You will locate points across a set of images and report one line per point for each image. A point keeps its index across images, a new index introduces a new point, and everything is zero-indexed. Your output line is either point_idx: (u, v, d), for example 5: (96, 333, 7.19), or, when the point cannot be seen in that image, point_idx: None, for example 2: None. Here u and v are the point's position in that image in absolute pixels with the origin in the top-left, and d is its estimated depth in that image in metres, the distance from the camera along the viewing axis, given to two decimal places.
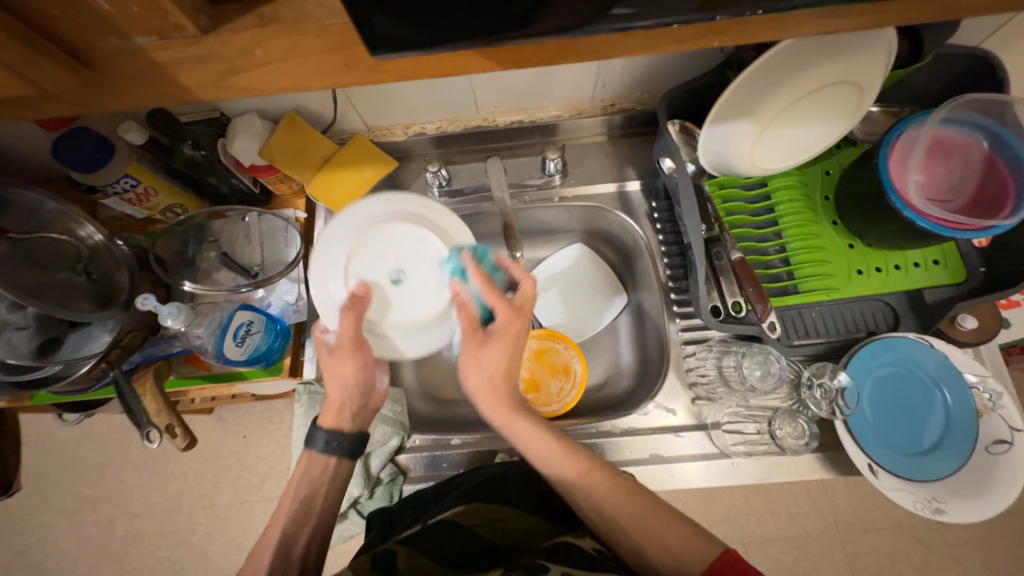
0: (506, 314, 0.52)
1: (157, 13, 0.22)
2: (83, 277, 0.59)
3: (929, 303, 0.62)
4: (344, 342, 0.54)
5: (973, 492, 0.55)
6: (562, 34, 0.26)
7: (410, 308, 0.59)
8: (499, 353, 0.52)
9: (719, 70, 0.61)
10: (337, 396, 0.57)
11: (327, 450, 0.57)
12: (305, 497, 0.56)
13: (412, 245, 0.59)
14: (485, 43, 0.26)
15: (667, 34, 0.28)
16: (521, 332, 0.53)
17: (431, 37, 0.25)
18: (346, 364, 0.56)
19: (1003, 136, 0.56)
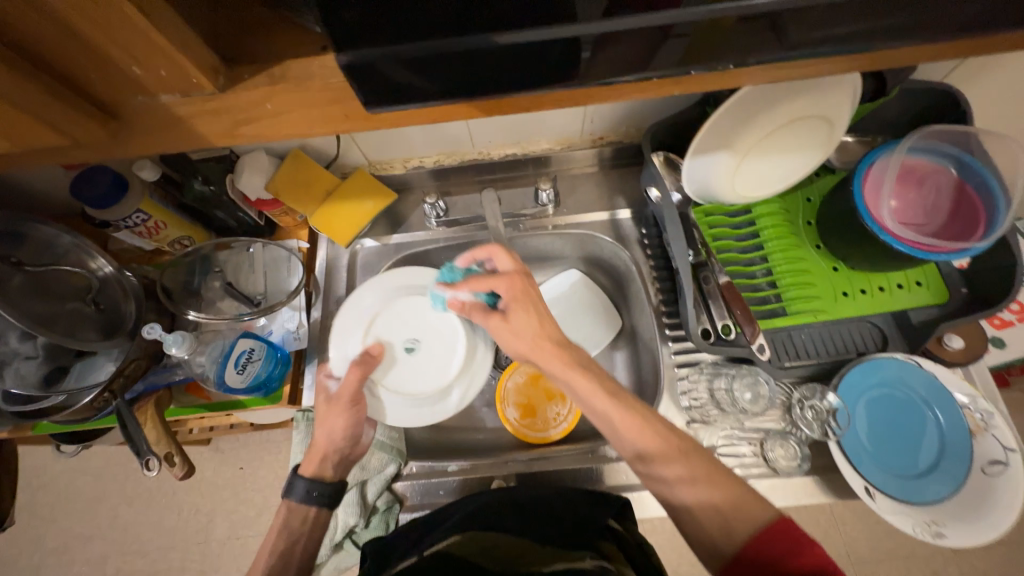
0: (514, 279, 0.58)
1: (180, 74, 0.25)
2: (92, 307, 0.61)
3: (914, 323, 0.64)
4: (342, 395, 0.59)
5: (973, 514, 0.54)
6: (549, 86, 0.28)
7: (411, 377, 0.66)
8: (527, 308, 0.57)
9: (699, 106, 0.65)
10: (322, 445, 0.58)
11: (305, 501, 0.58)
12: (284, 549, 0.56)
13: (430, 322, 0.69)
14: (477, 95, 0.29)
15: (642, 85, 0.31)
16: (526, 288, 0.58)
17: (427, 92, 0.27)
18: (339, 417, 0.58)
19: (970, 163, 0.59)
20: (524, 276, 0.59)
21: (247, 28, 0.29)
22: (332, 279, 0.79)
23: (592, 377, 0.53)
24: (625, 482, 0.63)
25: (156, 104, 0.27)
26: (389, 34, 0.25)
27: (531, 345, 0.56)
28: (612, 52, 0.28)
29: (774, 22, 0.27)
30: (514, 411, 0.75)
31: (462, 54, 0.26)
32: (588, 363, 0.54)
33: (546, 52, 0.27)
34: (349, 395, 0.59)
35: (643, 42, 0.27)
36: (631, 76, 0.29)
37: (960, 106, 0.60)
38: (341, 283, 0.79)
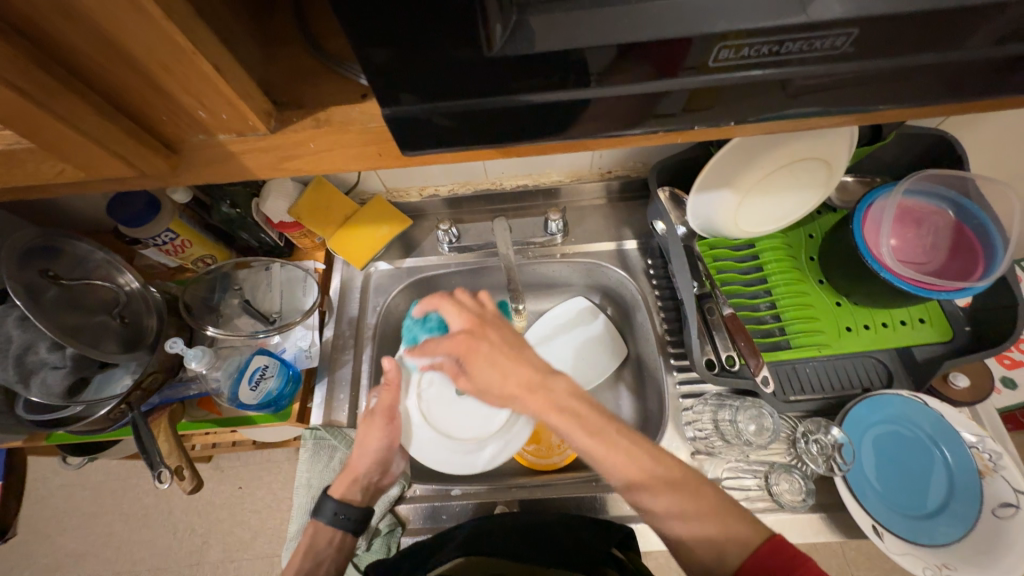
0: (465, 335, 0.56)
1: (240, 118, 0.28)
2: (117, 320, 0.64)
3: (919, 360, 0.64)
4: (380, 409, 0.61)
5: (985, 559, 0.53)
6: (565, 136, 0.31)
7: (456, 421, 0.69)
8: (490, 348, 0.55)
9: (703, 146, 0.68)
10: (355, 467, 0.60)
11: (333, 522, 0.59)
12: (310, 569, 0.57)
13: None
14: (499, 141, 0.31)
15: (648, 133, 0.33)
16: (474, 342, 0.55)
17: (454, 138, 0.30)
18: (375, 432, 0.61)
19: (967, 206, 0.61)
20: (483, 326, 0.56)
21: (298, 76, 0.32)
22: (346, 300, 0.81)
23: (581, 423, 0.50)
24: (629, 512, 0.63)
25: (215, 142, 0.30)
26: (421, 93, 0.27)
27: (506, 390, 0.54)
28: (629, 106, 0.29)
29: (785, 83, 0.28)
30: None
31: (488, 110, 0.28)
32: (566, 405, 0.51)
33: (566, 107, 0.29)
34: (385, 409, 0.61)
35: (661, 100, 0.29)
36: (643, 128, 0.32)
37: (957, 152, 0.63)
38: (353, 304, 0.81)
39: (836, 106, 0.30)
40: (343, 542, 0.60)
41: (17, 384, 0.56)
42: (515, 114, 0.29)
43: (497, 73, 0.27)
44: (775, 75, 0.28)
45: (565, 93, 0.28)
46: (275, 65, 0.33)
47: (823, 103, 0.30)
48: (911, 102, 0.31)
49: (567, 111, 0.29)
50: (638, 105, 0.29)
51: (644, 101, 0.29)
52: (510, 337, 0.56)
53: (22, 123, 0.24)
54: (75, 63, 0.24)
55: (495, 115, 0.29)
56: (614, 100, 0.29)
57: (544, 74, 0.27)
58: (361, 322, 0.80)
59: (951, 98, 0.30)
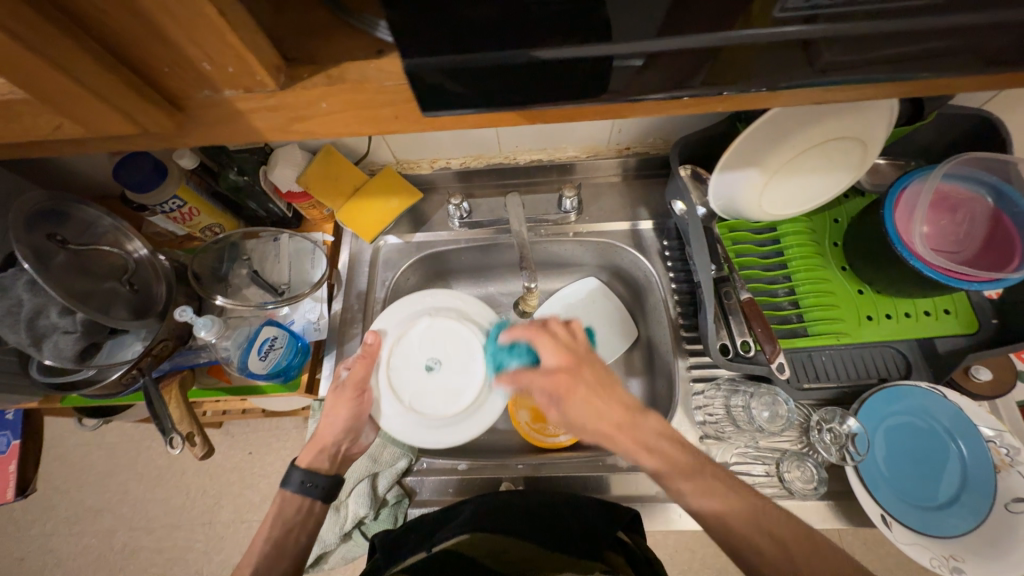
0: (562, 384, 0.55)
1: (247, 72, 0.26)
2: (127, 287, 0.63)
3: (940, 353, 0.62)
4: (350, 383, 0.62)
5: (995, 552, 0.53)
6: (593, 95, 0.29)
7: (426, 396, 0.64)
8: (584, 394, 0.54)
9: (729, 122, 0.65)
10: (323, 437, 0.61)
11: (301, 491, 0.60)
12: (279, 537, 0.57)
13: (457, 346, 0.67)
14: (520, 102, 0.29)
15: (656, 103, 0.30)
16: (581, 373, 0.55)
17: (474, 97, 0.28)
18: (344, 404, 0.62)
19: (1007, 192, 0.57)
20: (578, 368, 0.55)
21: (309, 29, 0.30)
22: (354, 273, 0.80)
23: None
24: (635, 494, 0.63)
25: (221, 99, 0.28)
26: (439, 46, 0.25)
27: (600, 430, 0.54)
28: (652, 68, 0.27)
29: (808, 44, 0.26)
30: (524, 413, 0.75)
31: (508, 66, 0.26)
32: (657, 446, 0.52)
33: (591, 68, 0.27)
34: (356, 381, 0.62)
35: (689, 60, 0.27)
36: (678, 92, 0.29)
37: (1001, 133, 0.59)
38: (362, 277, 0.80)
39: (878, 74, 0.28)
40: (312, 508, 0.60)
41: (30, 347, 0.56)
42: (540, 73, 0.27)
43: (523, 26, 0.24)
44: (802, 34, 0.25)
45: (595, 48, 0.26)
46: (285, 18, 0.31)
47: (877, 69, 0.27)
48: (982, 66, 0.27)
49: (595, 66, 0.27)
50: (669, 68, 0.27)
51: (675, 63, 0.27)
52: (602, 377, 0.56)
53: (14, 69, 0.23)
54: (70, 3, 0.22)
55: (518, 72, 0.26)
56: (641, 63, 0.27)
57: (566, 29, 0.25)
58: (370, 296, 0.79)
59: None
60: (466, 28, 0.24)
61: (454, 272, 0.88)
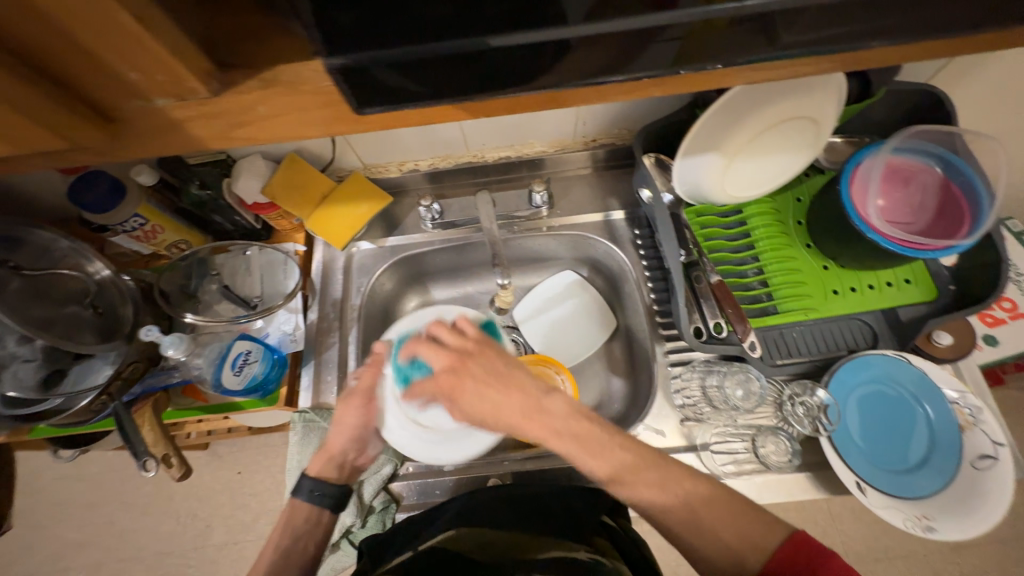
0: (446, 383, 0.51)
1: (176, 78, 0.26)
2: (90, 310, 0.62)
3: (903, 321, 0.64)
4: (358, 390, 0.60)
5: (963, 509, 0.55)
6: (533, 83, 0.29)
7: (430, 408, 0.64)
8: (471, 382, 0.50)
9: (688, 109, 0.66)
10: (331, 446, 0.59)
11: (310, 500, 0.58)
12: (288, 547, 0.55)
13: None
14: (462, 94, 0.29)
15: (602, 91, 0.31)
16: (473, 366, 0.51)
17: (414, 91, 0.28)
18: (353, 411, 0.60)
19: (954, 163, 0.60)
20: (461, 359, 0.51)
21: (244, 33, 0.30)
22: (328, 282, 0.79)
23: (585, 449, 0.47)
24: None
25: (154, 108, 0.28)
26: None
27: (503, 422, 0.49)
28: (597, 52, 0.28)
29: (767, 23, 0.28)
30: None
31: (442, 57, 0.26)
32: (567, 429, 0.48)
33: (558, 52, 0.28)
34: (365, 390, 0.60)
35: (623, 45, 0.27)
36: (625, 77, 0.30)
37: (946, 106, 0.61)
38: (337, 285, 0.79)
39: (810, 47, 0.29)
40: (321, 518, 0.59)
41: None
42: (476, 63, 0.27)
43: None
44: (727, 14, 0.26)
45: None
46: (219, 23, 0.30)
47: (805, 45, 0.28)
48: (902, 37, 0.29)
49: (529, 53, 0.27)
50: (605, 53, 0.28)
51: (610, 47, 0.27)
52: (496, 366, 0.51)
53: None
54: None
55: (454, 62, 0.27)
56: (586, 48, 0.28)
57: None
58: (345, 303, 0.78)
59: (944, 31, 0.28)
60: (417, 21, 0.26)
61: (431, 274, 0.88)
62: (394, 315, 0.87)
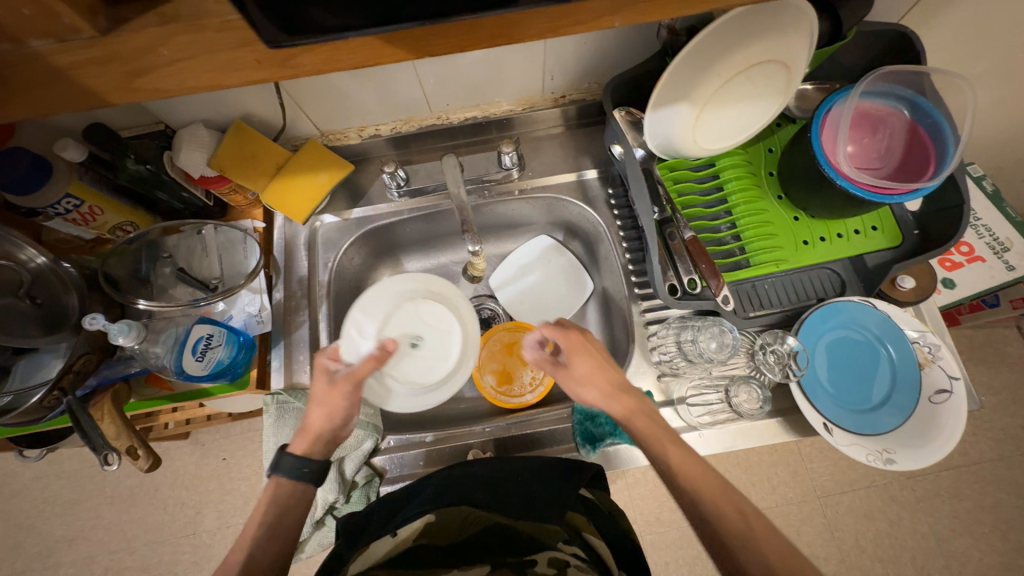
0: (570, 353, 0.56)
1: (48, 15, 0.22)
2: (27, 301, 0.57)
3: (870, 267, 0.66)
4: (347, 376, 0.57)
5: (921, 439, 0.58)
6: (472, 16, 0.26)
7: (411, 370, 0.64)
8: (590, 367, 0.54)
9: (658, 57, 0.63)
10: (317, 427, 0.56)
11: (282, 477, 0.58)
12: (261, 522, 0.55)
13: (433, 321, 0.67)
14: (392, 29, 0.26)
15: (557, 23, 0.28)
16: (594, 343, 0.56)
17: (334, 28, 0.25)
18: (343, 398, 0.57)
19: (922, 104, 0.59)
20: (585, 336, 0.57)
21: None
22: (292, 258, 0.76)
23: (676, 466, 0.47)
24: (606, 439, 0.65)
25: (27, 53, 0.24)
26: None
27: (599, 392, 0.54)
28: None
29: None
30: (490, 377, 0.75)
31: None
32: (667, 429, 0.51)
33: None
34: (359, 377, 0.57)
35: None
36: (579, 3, 0.27)
37: (915, 46, 0.60)
38: (302, 262, 0.76)
39: None
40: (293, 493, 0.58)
41: None
42: None
43: None
44: None
45: None
46: None
47: None
48: None
49: None
50: None
51: None
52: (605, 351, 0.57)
53: None
54: None
55: None
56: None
57: None
58: (312, 280, 0.75)
59: None
60: None
61: (403, 245, 0.85)
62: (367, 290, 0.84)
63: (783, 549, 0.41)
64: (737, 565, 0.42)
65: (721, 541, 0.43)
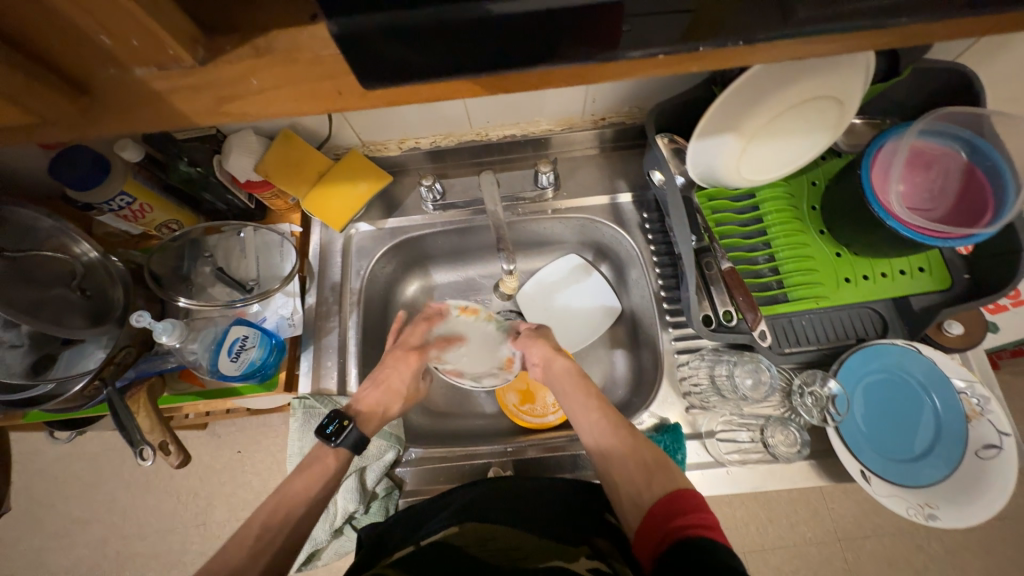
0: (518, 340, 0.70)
1: (156, 46, 0.25)
2: (78, 293, 0.59)
3: (916, 310, 0.63)
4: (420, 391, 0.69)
5: (964, 496, 0.55)
6: (540, 59, 0.27)
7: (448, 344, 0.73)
8: (531, 339, 0.69)
9: (705, 86, 0.63)
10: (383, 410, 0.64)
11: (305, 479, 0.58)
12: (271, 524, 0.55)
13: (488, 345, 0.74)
14: (464, 70, 0.27)
15: (621, 67, 0.29)
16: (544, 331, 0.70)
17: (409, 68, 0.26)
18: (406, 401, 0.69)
19: (981, 147, 0.57)
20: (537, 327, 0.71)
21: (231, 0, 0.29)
22: (327, 264, 0.77)
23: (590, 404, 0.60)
24: None
25: (131, 78, 0.27)
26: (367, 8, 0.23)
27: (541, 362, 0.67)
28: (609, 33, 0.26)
29: None
30: (513, 395, 0.76)
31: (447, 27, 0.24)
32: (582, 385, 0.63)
33: (563, 16, 0.25)
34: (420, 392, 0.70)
35: None
36: (645, 53, 0.28)
37: (974, 87, 0.59)
38: (335, 268, 0.77)
39: (842, 24, 0.27)
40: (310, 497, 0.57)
41: None
42: (479, 35, 0.25)
43: None
44: None
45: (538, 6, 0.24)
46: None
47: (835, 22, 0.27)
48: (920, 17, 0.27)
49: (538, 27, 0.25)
50: None
51: None
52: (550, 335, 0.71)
53: None
54: None
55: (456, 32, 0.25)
56: (596, 26, 0.26)
57: None
58: (344, 287, 0.76)
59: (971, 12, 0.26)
60: None
61: (432, 256, 0.86)
62: (395, 299, 0.85)
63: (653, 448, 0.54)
64: (616, 460, 0.54)
65: (605, 449, 0.56)
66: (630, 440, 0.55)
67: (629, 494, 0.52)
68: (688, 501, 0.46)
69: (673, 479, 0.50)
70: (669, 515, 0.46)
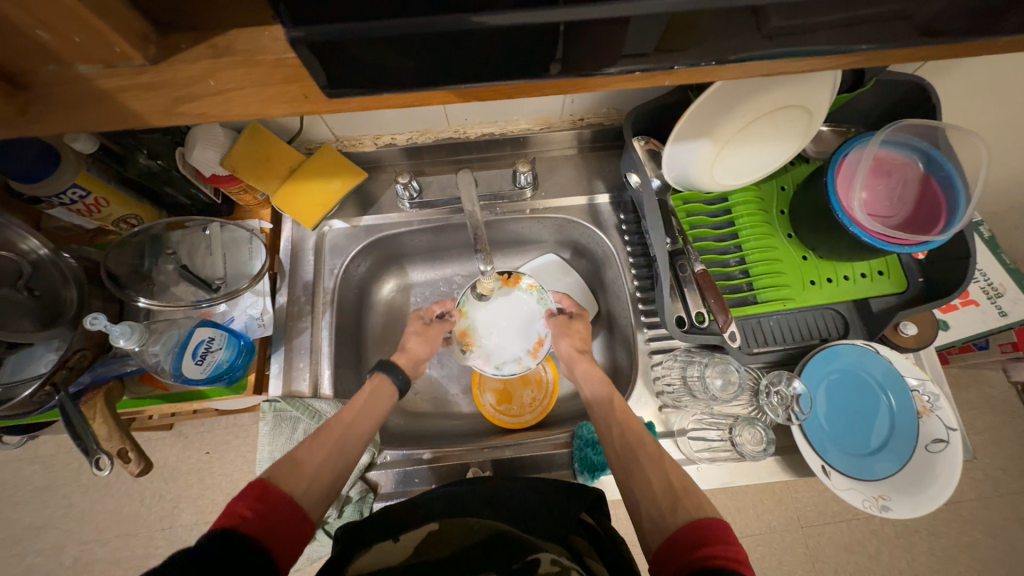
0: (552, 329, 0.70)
1: (102, 43, 0.24)
2: (25, 293, 0.55)
3: (874, 311, 0.66)
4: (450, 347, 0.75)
5: (914, 488, 0.59)
6: (512, 69, 0.27)
7: (483, 326, 0.70)
8: (559, 331, 0.69)
9: (680, 91, 0.64)
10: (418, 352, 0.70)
11: None
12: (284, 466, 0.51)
13: (518, 325, 0.71)
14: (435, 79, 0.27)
15: (590, 79, 0.29)
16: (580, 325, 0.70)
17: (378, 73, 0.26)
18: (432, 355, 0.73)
19: (936, 158, 0.60)
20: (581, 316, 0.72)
21: None
22: (298, 263, 0.75)
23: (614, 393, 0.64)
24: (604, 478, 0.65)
25: (75, 75, 0.25)
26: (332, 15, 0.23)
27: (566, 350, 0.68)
28: (584, 49, 0.27)
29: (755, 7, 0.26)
30: (490, 396, 0.77)
31: (416, 35, 0.24)
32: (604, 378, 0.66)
33: (535, 34, 0.25)
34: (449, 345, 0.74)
35: (613, 32, 0.26)
36: (616, 70, 0.29)
37: (931, 100, 0.61)
38: (307, 267, 0.75)
39: (809, 47, 0.28)
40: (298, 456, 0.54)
41: None
42: (450, 44, 0.25)
43: None
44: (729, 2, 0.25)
45: (510, 18, 0.24)
46: None
47: (799, 47, 0.28)
48: (881, 43, 0.28)
49: (508, 39, 0.25)
50: (592, 39, 0.26)
51: (599, 34, 0.26)
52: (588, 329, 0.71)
53: None
54: None
55: (426, 39, 0.25)
56: (574, 41, 0.26)
57: None
58: (317, 286, 0.74)
59: (923, 40, 0.28)
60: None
61: (408, 254, 0.84)
62: (371, 298, 0.83)
63: (676, 470, 0.53)
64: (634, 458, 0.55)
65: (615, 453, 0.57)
66: (624, 444, 0.57)
67: (635, 495, 0.53)
68: (717, 531, 0.44)
69: (699, 508, 0.48)
70: (695, 543, 0.44)
